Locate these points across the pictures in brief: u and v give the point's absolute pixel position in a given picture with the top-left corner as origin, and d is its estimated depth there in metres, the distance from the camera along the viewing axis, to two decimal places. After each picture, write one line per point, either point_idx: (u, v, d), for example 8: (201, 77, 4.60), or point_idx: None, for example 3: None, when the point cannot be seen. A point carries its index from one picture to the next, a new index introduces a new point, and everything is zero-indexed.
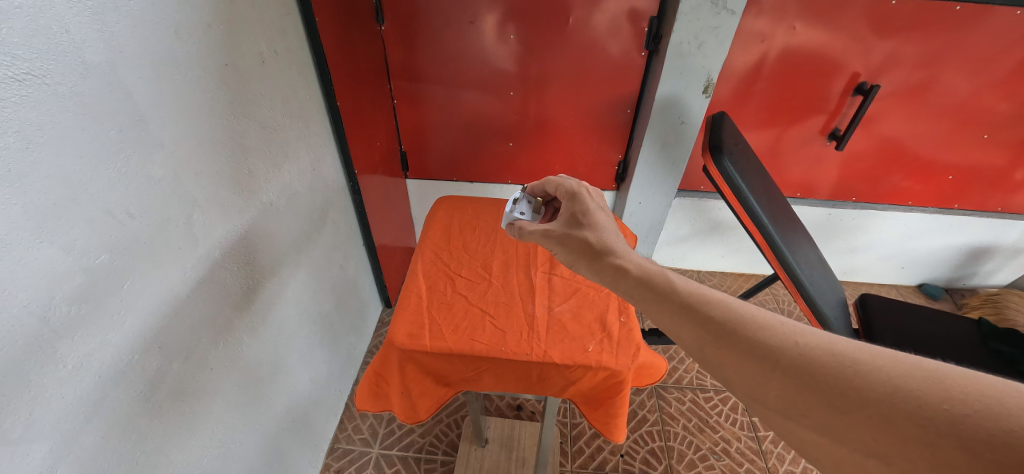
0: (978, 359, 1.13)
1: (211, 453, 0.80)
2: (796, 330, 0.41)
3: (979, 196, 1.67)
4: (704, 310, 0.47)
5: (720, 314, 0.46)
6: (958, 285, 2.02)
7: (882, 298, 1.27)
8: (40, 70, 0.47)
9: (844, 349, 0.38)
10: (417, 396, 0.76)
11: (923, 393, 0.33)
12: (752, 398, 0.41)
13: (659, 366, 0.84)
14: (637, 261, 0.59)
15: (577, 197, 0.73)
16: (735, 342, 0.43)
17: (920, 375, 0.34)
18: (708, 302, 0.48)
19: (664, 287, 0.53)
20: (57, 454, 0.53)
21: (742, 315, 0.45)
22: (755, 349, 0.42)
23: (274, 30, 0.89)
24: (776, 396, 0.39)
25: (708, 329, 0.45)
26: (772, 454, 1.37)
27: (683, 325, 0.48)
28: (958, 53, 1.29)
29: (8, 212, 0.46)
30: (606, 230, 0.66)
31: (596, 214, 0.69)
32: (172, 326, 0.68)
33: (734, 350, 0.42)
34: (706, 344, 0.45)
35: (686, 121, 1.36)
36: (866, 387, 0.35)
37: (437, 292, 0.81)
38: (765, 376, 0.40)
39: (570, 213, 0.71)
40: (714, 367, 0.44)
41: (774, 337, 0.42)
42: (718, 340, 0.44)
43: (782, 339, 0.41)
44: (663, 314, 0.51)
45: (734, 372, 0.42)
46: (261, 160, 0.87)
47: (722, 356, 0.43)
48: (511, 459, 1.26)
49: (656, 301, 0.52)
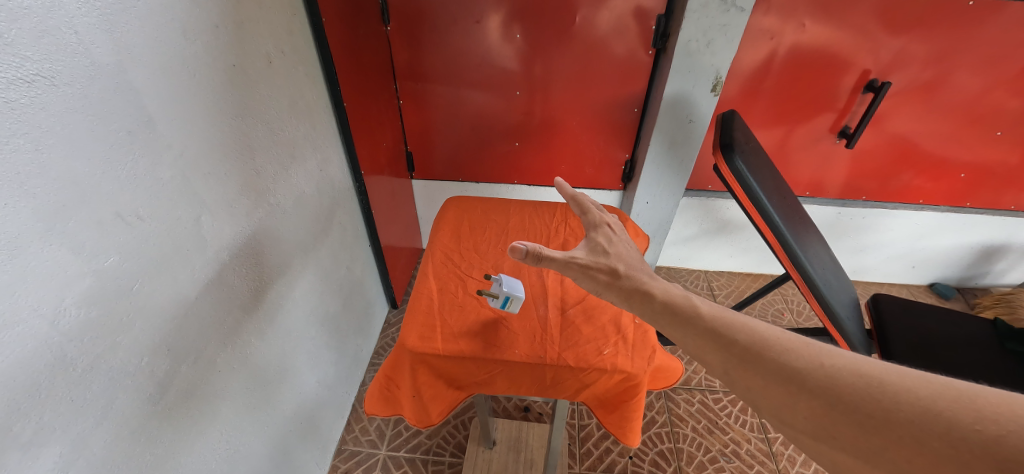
0: (995, 360, 1.11)
1: (221, 454, 0.80)
2: (821, 351, 0.41)
3: (991, 194, 1.65)
4: (728, 334, 0.47)
5: (745, 337, 0.45)
6: (971, 284, 1.99)
7: (895, 300, 1.25)
8: (49, 71, 0.47)
9: (870, 369, 0.38)
10: (429, 400, 0.75)
11: (954, 414, 0.32)
12: (780, 420, 0.41)
13: (674, 368, 0.82)
14: (662, 286, 0.58)
15: (599, 228, 0.70)
16: (761, 365, 0.42)
17: (951, 394, 0.34)
18: (732, 325, 0.47)
19: (687, 311, 0.52)
20: (68, 457, 0.53)
21: (767, 338, 0.44)
22: (781, 371, 0.41)
23: (281, 30, 0.88)
24: (804, 419, 0.39)
25: (733, 352, 0.45)
26: (783, 456, 1.35)
27: (708, 349, 0.47)
28: (970, 50, 1.27)
29: (17, 215, 0.45)
30: (631, 261, 0.64)
31: (620, 245, 0.67)
32: (180, 328, 0.67)
33: (761, 373, 0.42)
34: (732, 367, 0.45)
35: (694, 119, 1.34)
36: (894, 408, 0.35)
37: (448, 294, 0.80)
38: (791, 399, 0.40)
39: (592, 242, 0.68)
40: (741, 390, 0.44)
41: (800, 359, 0.41)
42: (744, 363, 0.44)
43: (808, 361, 0.41)
44: (688, 338, 0.50)
45: (762, 395, 0.42)
46: (268, 162, 0.87)
47: (750, 380, 0.43)
48: (518, 461, 1.26)
49: (680, 324, 0.52)
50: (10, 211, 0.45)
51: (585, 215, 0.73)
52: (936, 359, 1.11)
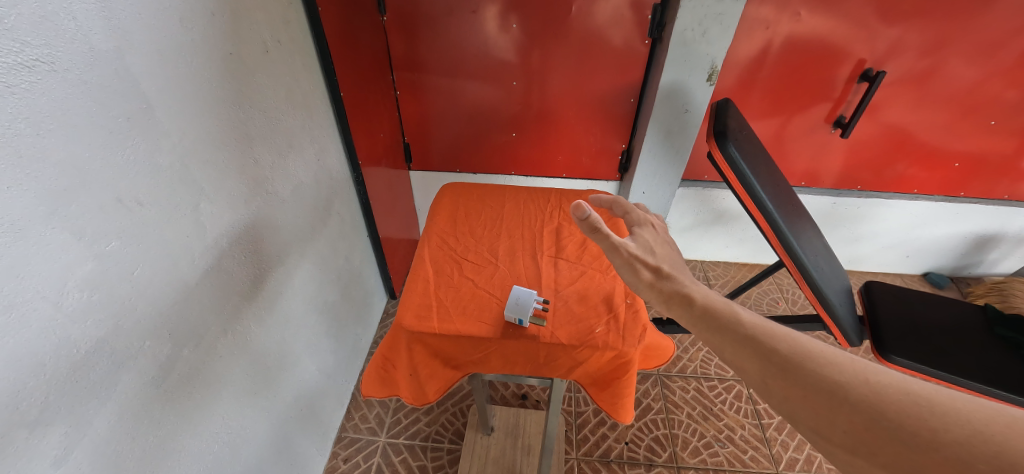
0: (983, 345, 1.13)
1: (222, 439, 0.81)
2: (867, 367, 0.40)
3: (985, 183, 1.66)
4: (769, 343, 0.46)
5: (786, 347, 0.45)
6: (964, 274, 2.01)
7: (886, 287, 1.27)
8: (48, 57, 0.47)
9: (919, 389, 0.37)
10: (425, 379, 0.77)
11: (1007, 440, 0.32)
12: (815, 433, 0.40)
13: (666, 347, 0.84)
14: (702, 291, 0.57)
15: (645, 228, 0.70)
16: (802, 375, 0.42)
17: (1003, 420, 0.33)
18: (773, 334, 0.47)
19: (727, 317, 0.51)
20: (72, 437, 0.54)
21: (810, 349, 0.44)
22: (822, 384, 0.40)
23: (277, 20, 0.89)
24: (844, 433, 0.38)
25: (773, 360, 0.44)
26: (776, 441, 1.38)
27: (746, 355, 0.47)
28: (964, 39, 1.28)
29: (20, 198, 0.46)
30: (673, 264, 0.64)
31: (664, 247, 0.66)
32: (181, 313, 0.69)
33: (799, 383, 0.41)
34: (769, 375, 0.44)
35: (690, 108, 1.35)
36: (943, 428, 0.34)
37: (444, 276, 0.81)
38: (831, 410, 0.39)
39: (639, 239, 0.67)
40: (776, 401, 0.43)
41: (842, 372, 0.41)
42: (784, 372, 0.43)
43: (851, 375, 0.40)
44: (726, 344, 0.49)
45: (799, 406, 0.41)
46: (267, 150, 0.88)
47: (788, 388, 0.42)
48: (516, 446, 1.28)
49: (718, 329, 0.51)
50: (14, 194, 0.46)
51: (631, 216, 0.72)
52: (927, 343, 1.13)
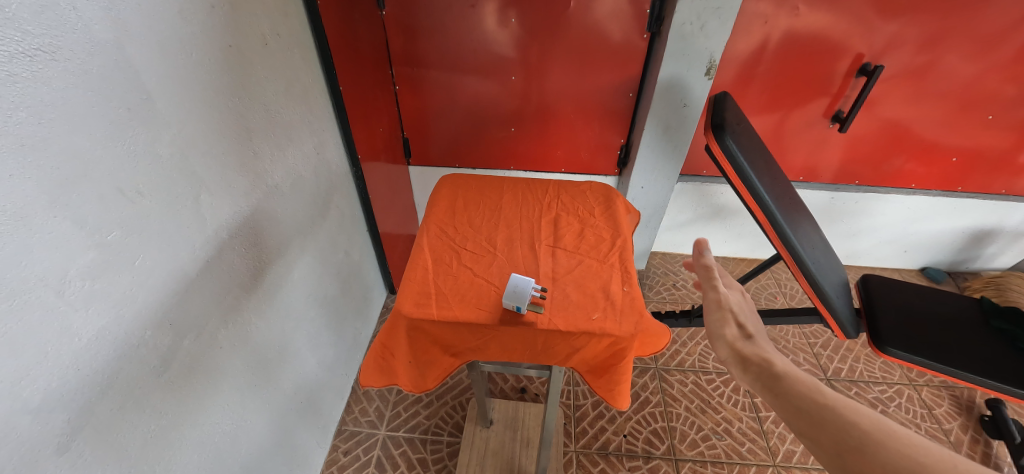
0: (979, 336, 1.13)
1: (223, 430, 0.82)
2: (949, 456, 0.41)
3: (983, 179, 1.67)
4: (849, 417, 0.46)
5: (867, 423, 0.45)
6: (962, 269, 2.02)
7: (883, 279, 1.28)
8: (49, 46, 0.48)
9: None
10: (424, 366, 0.78)
11: None
12: None
13: (663, 334, 0.85)
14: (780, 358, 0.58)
15: (734, 287, 0.71)
16: (884, 456, 0.42)
17: None
18: (853, 409, 0.47)
19: (805, 385, 0.52)
20: (75, 424, 0.54)
21: (892, 429, 0.44)
22: (904, 466, 0.41)
23: (276, 13, 0.89)
24: None
25: (852, 436, 0.45)
26: (774, 434, 1.39)
27: (821, 427, 0.47)
28: (963, 34, 1.28)
29: (22, 186, 0.46)
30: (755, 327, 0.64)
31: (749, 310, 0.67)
32: (182, 303, 0.69)
33: (881, 463, 0.42)
34: (847, 451, 0.44)
35: (688, 103, 1.35)
36: None
37: (443, 264, 0.81)
38: None
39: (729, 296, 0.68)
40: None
41: (925, 458, 0.41)
42: (864, 449, 0.43)
43: (934, 462, 0.40)
44: (799, 411, 0.50)
45: None
46: (266, 143, 0.88)
47: (868, 467, 0.42)
48: (515, 439, 1.28)
49: (795, 397, 0.51)
50: (15, 182, 0.46)
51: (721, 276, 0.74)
52: (922, 334, 1.14)
